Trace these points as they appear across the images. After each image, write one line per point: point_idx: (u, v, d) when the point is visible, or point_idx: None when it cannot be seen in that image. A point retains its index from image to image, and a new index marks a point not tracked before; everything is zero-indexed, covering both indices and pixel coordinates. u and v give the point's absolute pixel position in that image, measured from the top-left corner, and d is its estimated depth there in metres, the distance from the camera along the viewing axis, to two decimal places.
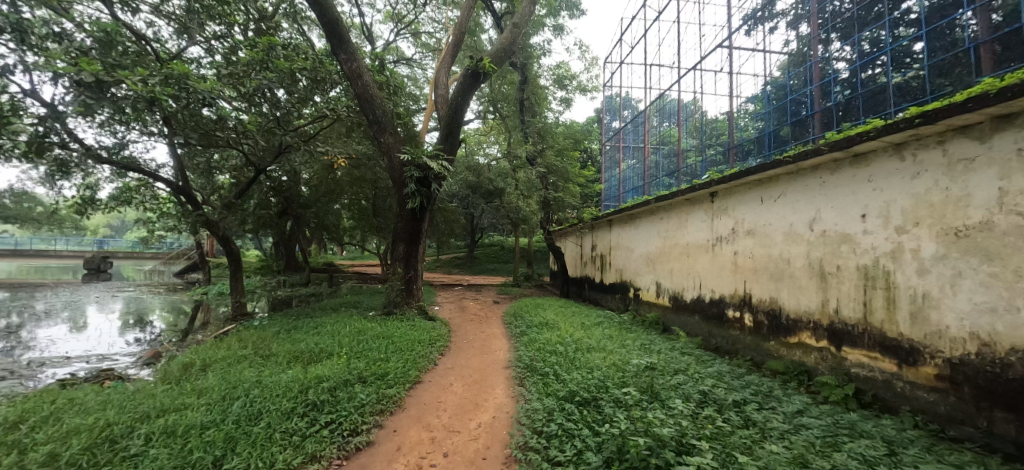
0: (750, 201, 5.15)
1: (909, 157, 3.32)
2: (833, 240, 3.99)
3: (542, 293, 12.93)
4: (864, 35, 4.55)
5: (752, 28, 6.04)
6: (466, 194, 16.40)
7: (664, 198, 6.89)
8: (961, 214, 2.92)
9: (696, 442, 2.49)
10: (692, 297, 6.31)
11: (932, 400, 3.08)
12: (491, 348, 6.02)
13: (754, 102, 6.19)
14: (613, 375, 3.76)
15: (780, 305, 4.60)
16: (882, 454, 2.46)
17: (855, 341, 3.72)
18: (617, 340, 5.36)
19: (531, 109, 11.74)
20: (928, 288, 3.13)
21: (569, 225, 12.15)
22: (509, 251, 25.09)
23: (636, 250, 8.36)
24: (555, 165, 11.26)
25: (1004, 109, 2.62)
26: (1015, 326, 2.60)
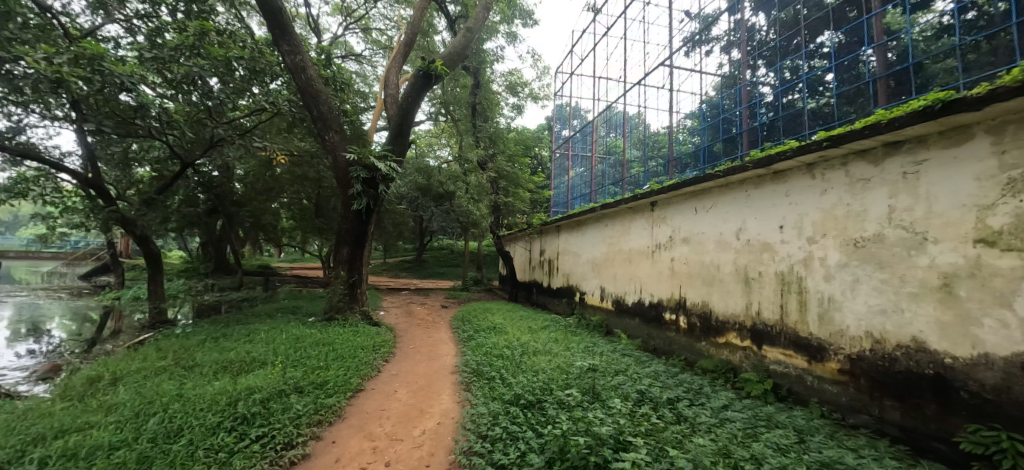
0: (686, 211, 5.49)
1: (818, 176, 3.72)
2: (756, 249, 4.36)
3: (490, 297, 12.95)
4: (786, 63, 5.03)
5: (691, 50, 6.46)
6: (416, 196, 16.10)
7: (609, 206, 7.17)
8: (859, 227, 3.33)
9: (632, 439, 2.62)
10: (634, 300, 6.61)
11: (835, 391, 3.45)
12: (438, 353, 5.92)
13: (691, 118, 6.60)
14: (558, 377, 3.85)
15: (710, 307, 4.95)
16: (792, 442, 2.73)
17: (773, 340, 4.07)
18: (562, 342, 5.49)
19: (483, 113, 11.76)
20: (833, 292, 3.52)
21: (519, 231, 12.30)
22: (459, 255, 24.96)
23: (582, 255, 8.63)
24: (505, 171, 11.52)
25: (892, 137, 3.04)
26: (900, 324, 3.00)
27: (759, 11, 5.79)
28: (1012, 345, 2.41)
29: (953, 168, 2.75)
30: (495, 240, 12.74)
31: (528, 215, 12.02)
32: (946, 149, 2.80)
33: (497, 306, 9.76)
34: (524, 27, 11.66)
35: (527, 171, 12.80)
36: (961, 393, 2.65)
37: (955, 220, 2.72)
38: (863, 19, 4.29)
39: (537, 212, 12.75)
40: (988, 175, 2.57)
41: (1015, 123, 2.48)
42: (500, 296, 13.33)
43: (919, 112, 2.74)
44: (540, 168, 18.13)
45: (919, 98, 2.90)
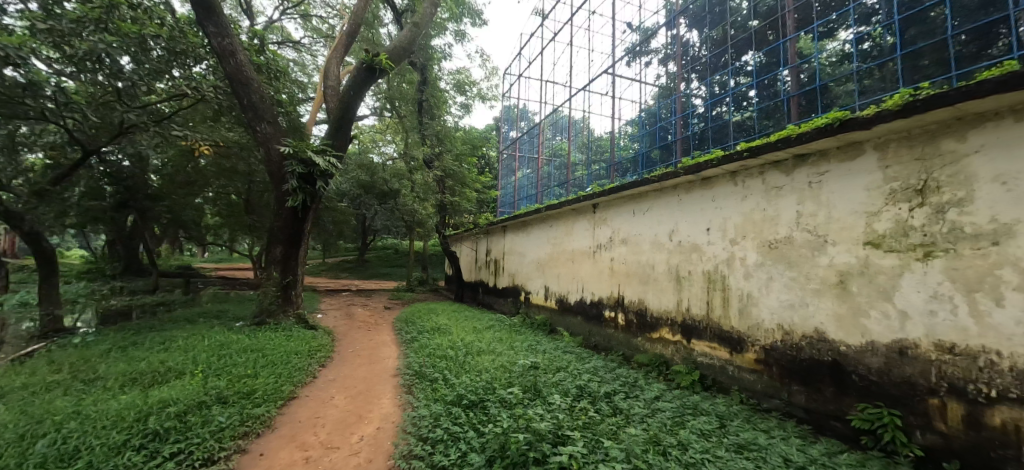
0: (625, 213, 5.76)
1: (740, 183, 4.07)
2: (686, 249, 4.68)
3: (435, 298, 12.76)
4: (716, 78, 5.43)
5: (632, 60, 6.79)
6: (359, 194, 15.48)
7: (553, 207, 7.34)
8: (773, 230, 3.69)
9: (570, 433, 2.71)
10: (576, 299, 6.82)
11: (752, 379, 3.78)
12: (379, 356, 5.72)
13: (631, 125, 6.93)
14: (500, 376, 3.87)
15: (646, 305, 5.22)
16: (714, 427, 2.96)
17: (701, 334, 4.38)
18: (506, 342, 5.53)
19: (430, 111, 11.54)
20: (751, 289, 3.86)
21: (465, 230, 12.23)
22: (404, 255, 24.33)
23: (528, 255, 8.76)
24: (452, 170, 11.40)
25: (800, 150, 3.41)
26: (805, 317, 3.36)
27: (693, 28, 6.21)
28: (891, 333, 2.81)
29: (849, 178, 3.13)
30: (441, 240, 12.58)
31: (474, 215, 12.04)
32: (843, 162, 3.19)
33: (442, 306, 9.64)
34: (473, 26, 11.60)
35: (474, 171, 12.76)
36: (852, 376, 3.03)
37: (849, 224, 3.10)
38: (779, 43, 4.72)
39: (484, 212, 12.75)
40: (875, 185, 2.97)
41: (896, 141, 2.88)
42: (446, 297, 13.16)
43: (821, 128, 3.10)
44: (487, 168, 18.18)
45: (822, 117, 3.27)
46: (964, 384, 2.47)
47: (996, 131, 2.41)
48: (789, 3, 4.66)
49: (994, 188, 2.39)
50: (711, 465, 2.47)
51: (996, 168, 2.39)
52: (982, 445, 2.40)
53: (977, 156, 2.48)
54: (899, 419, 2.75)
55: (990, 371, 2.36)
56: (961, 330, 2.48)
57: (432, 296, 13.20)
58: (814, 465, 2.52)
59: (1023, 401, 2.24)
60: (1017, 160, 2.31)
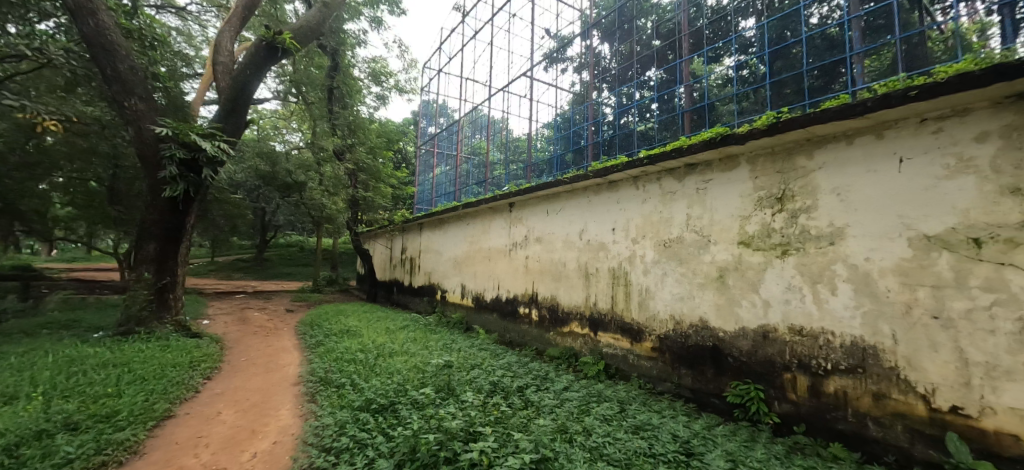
0: (539, 213, 5.96)
1: (640, 187, 4.44)
2: (594, 248, 4.99)
3: (345, 299, 12.03)
4: (624, 90, 5.86)
5: (549, 65, 7.06)
6: (257, 185, 13.98)
7: (470, 205, 7.33)
8: (668, 231, 4.10)
9: (481, 429, 2.74)
10: (492, 296, 6.91)
11: (648, 365, 4.17)
12: (277, 364, 5.22)
13: (548, 128, 7.21)
14: (412, 377, 3.77)
15: (558, 300, 5.47)
16: (615, 412, 3.21)
17: (606, 326, 4.71)
18: (420, 342, 5.41)
19: (342, 99, 10.66)
20: (648, 284, 4.25)
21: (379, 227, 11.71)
22: (310, 254, 22.52)
23: (444, 253, 8.66)
24: (366, 164, 10.84)
25: (690, 160, 3.82)
26: (692, 308, 3.79)
27: (604, 41, 6.65)
28: (757, 319, 3.30)
29: (727, 186, 3.61)
30: (352, 237, 11.91)
31: (390, 212, 11.62)
32: (723, 172, 3.66)
33: (353, 307, 9.12)
34: (391, 14, 11.11)
35: (390, 166, 12.27)
36: (728, 358, 3.48)
37: (727, 226, 3.57)
38: (677, 62, 5.23)
39: (400, 209, 12.33)
40: (747, 193, 3.46)
41: (763, 156, 3.38)
42: (357, 298, 12.50)
43: (707, 141, 3.52)
44: (404, 163, 17.61)
45: (707, 131, 3.71)
46: (809, 360, 2.98)
47: (833, 152, 2.96)
48: (685, 28, 5.18)
49: (832, 198, 2.93)
50: (611, 447, 2.67)
51: (834, 182, 2.93)
52: (820, 409, 2.93)
53: (821, 172, 3.01)
54: (763, 393, 3.24)
55: (827, 348, 2.89)
56: (807, 315, 3.00)
57: (341, 297, 12.43)
58: (696, 438, 2.86)
59: (849, 371, 2.78)
60: (847, 177, 2.87)
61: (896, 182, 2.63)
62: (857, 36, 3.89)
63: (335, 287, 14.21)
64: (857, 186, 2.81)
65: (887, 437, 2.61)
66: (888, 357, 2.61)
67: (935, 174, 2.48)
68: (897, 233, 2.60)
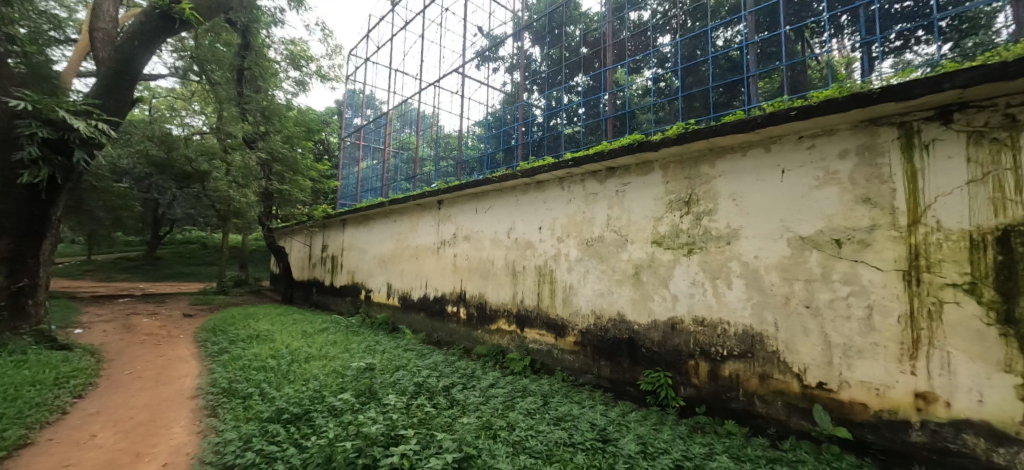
0: (468, 211, 5.95)
1: (566, 187, 4.61)
2: (521, 246, 5.09)
3: (256, 301, 11.11)
4: (553, 93, 6.06)
5: (482, 63, 7.06)
6: (149, 173, 12.29)
7: (397, 202, 7.10)
8: (590, 230, 4.31)
9: (403, 432, 2.67)
10: (419, 295, 6.77)
11: (570, 359, 4.35)
12: (172, 376, 4.65)
13: (479, 126, 7.22)
14: (331, 383, 3.57)
15: (485, 298, 5.51)
16: (539, 406, 3.31)
17: (532, 323, 4.84)
18: (340, 345, 5.14)
19: (253, 83, 9.48)
20: (572, 281, 4.44)
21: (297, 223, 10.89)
22: (215, 252, 20.30)
23: (369, 251, 8.30)
24: (283, 155, 10.03)
25: (611, 164, 4.05)
26: (611, 303, 4.03)
27: (535, 44, 6.81)
28: (667, 312, 3.60)
29: (643, 190, 3.88)
30: (265, 233, 10.95)
31: (309, 206, 10.86)
32: (639, 176, 3.93)
33: (265, 310, 8.39)
34: None
35: (310, 158, 11.46)
36: (642, 349, 3.75)
37: (643, 226, 3.85)
38: (602, 70, 5.50)
39: (321, 204, 11.60)
40: (660, 196, 3.75)
41: (674, 162, 3.68)
42: (271, 299, 11.56)
43: (627, 147, 3.74)
44: (327, 155, 16.51)
45: (626, 137, 3.95)
46: (709, 348, 3.32)
47: (731, 162, 3.31)
48: (610, 38, 5.46)
49: (729, 203, 3.28)
50: (534, 440, 2.75)
51: (731, 188, 3.28)
52: (718, 391, 3.26)
53: (721, 179, 3.36)
54: (671, 379, 3.53)
55: (724, 335, 3.23)
56: (708, 307, 3.34)
57: (252, 299, 11.37)
58: (612, 425, 3.05)
59: (741, 356, 3.14)
60: (741, 184, 3.23)
61: (779, 190, 3.02)
62: (754, 61, 4.37)
63: (245, 288, 12.98)
64: (749, 193, 3.17)
65: (770, 412, 2.98)
66: (771, 342, 2.99)
67: (808, 184, 2.88)
68: (779, 234, 2.99)
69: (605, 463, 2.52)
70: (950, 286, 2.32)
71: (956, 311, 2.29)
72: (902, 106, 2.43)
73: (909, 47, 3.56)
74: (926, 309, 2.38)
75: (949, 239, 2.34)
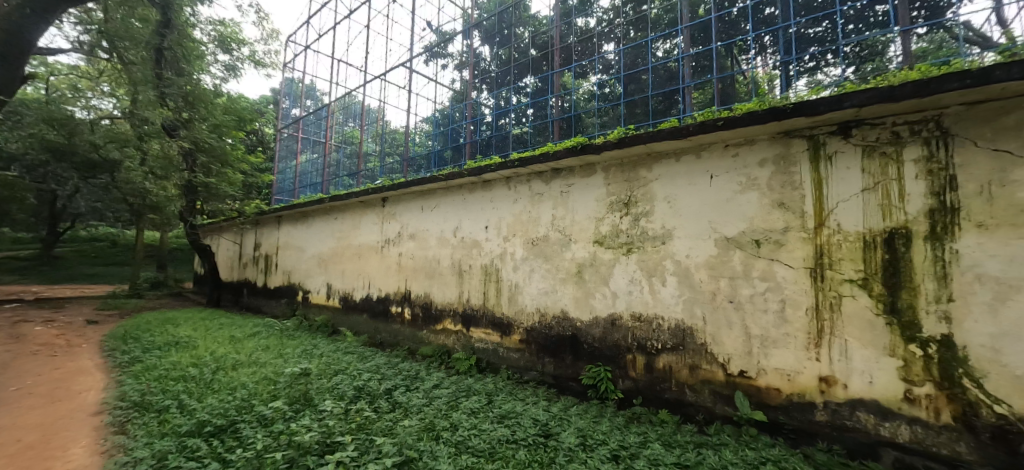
0: (413, 209, 5.83)
1: (512, 187, 4.66)
2: (468, 245, 5.07)
3: (176, 305, 10.20)
4: (502, 93, 6.10)
5: (430, 58, 6.94)
6: (45, 160, 10.78)
7: (338, 198, 6.79)
8: (536, 230, 4.38)
9: (341, 438, 2.57)
10: (361, 296, 6.53)
11: (515, 356, 4.42)
12: (71, 391, 4.12)
13: (427, 122, 7.10)
14: (261, 391, 3.36)
15: (431, 298, 5.44)
16: (483, 405, 3.32)
17: (478, 322, 4.84)
18: (273, 350, 4.84)
19: (175, 65, 8.64)
20: (517, 280, 4.50)
21: (225, 219, 10.14)
22: (127, 251, 18.25)
23: (307, 251, 7.89)
24: (208, 145, 9.18)
25: (556, 165, 4.14)
26: (555, 301, 4.14)
27: (485, 43, 6.81)
28: (608, 308, 3.75)
29: (586, 191, 4.02)
30: (187, 231, 10.07)
31: (240, 201, 10.09)
32: (583, 177, 4.06)
33: (187, 314, 7.70)
34: None
35: (242, 149, 10.63)
36: (584, 344, 3.89)
37: (586, 226, 3.98)
38: (549, 73, 5.62)
39: (253, 199, 10.85)
40: (602, 197, 3.90)
41: (615, 165, 3.84)
42: (195, 303, 10.63)
43: (572, 149, 3.84)
44: (261, 147, 15.37)
45: (571, 139, 4.05)
46: (645, 342, 3.50)
47: (667, 166, 3.51)
48: (557, 41, 5.58)
49: (664, 205, 3.48)
50: (476, 439, 2.76)
51: (666, 191, 3.48)
52: (653, 382, 3.46)
53: (657, 182, 3.55)
54: (610, 373, 3.69)
55: (658, 330, 3.43)
56: (645, 303, 3.52)
57: (172, 302, 10.38)
58: (554, 419, 3.13)
59: (673, 348, 3.34)
60: (675, 188, 3.44)
61: (708, 194, 3.24)
62: (687, 72, 4.65)
63: (164, 291, 11.81)
64: (681, 196, 3.39)
65: (699, 400, 3.20)
66: (700, 335, 3.21)
67: (733, 189, 3.13)
68: (708, 235, 3.21)
69: (546, 457, 2.59)
70: (847, 281, 2.62)
71: (852, 303, 2.60)
72: (812, 121, 2.71)
73: (820, 68, 3.90)
74: (828, 302, 2.67)
75: (847, 240, 2.64)
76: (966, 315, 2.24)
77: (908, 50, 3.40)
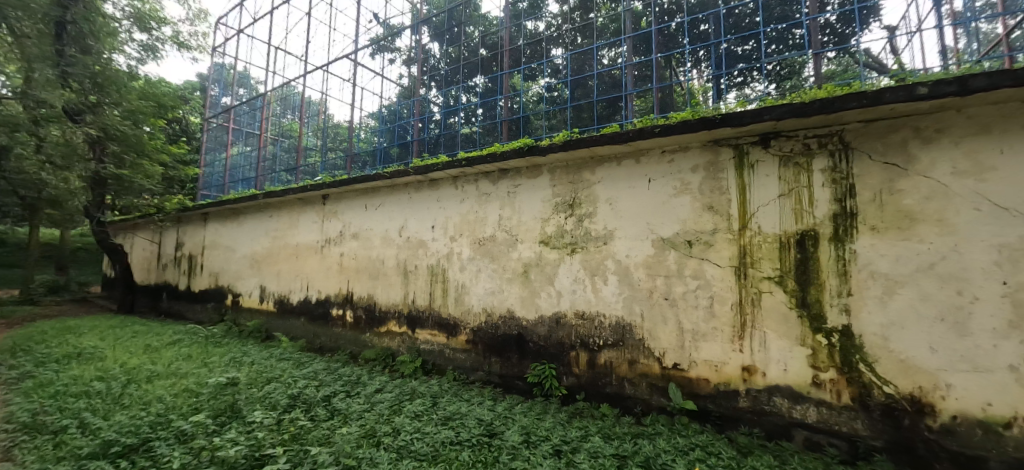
0: (356, 207, 5.62)
1: (459, 186, 4.63)
2: (414, 245, 4.97)
3: (79, 312, 9.11)
4: (451, 92, 6.06)
5: (377, 52, 6.72)
6: None
7: (273, 194, 6.38)
8: (483, 230, 4.39)
9: (272, 451, 2.43)
10: (299, 299, 6.19)
11: (462, 357, 4.40)
12: None
13: (373, 118, 6.88)
14: (181, 405, 3.08)
15: (374, 300, 5.27)
16: (427, 408, 3.28)
17: (424, 323, 4.76)
18: (196, 359, 4.46)
19: (83, 43, 7.54)
20: (464, 280, 4.48)
21: (140, 215, 9.42)
22: (16, 251, 15.90)
23: (237, 250, 7.37)
24: (120, 133, 8.27)
25: (503, 166, 4.16)
26: (501, 300, 4.17)
27: (434, 39, 6.73)
28: (553, 307, 3.84)
29: (533, 192, 4.08)
30: (94, 227, 9.16)
31: (158, 196, 9.41)
32: (529, 178, 4.12)
33: (94, 322, 6.89)
34: None
35: (162, 138, 9.68)
36: (530, 343, 3.95)
37: (532, 226, 4.05)
38: (499, 74, 5.66)
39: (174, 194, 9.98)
40: (547, 198, 3.98)
41: (560, 167, 3.94)
42: (103, 310, 9.55)
43: (518, 150, 3.89)
44: (185, 137, 14.06)
45: (517, 140, 4.09)
46: (588, 339, 3.63)
47: (609, 169, 3.65)
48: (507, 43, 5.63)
49: (606, 207, 3.62)
50: (419, 443, 2.72)
51: (608, 193, 3.63)
52: (595, 377, 3.59)
53: (600, 185, 3.69)
54: (554, 370, 3.78)
55: (600, 327, 3.57)
56: (587, 302, 3.65)
57: (74, 309, 9.24)
58: (498, 419, 3.16)
59: (614, 345, 3.49)
60: (616, 190, 3.59)
61: (646, 197, 3.42)
62: (630, 81, 4.88)
63: (64, 296, 10.46)
64: (622, 198, 3.54)
65: (637, 393, 3.37)
66: (639, 331, 3.38)
67: (668, 192, 3.32)
68: (646, 236, 3.39)
69: (489, 457, 2.60)
70: (766, 279, 2.87)
71: (770, 298, 2.85)
72: (737, 131, 2.94)
73: (747, 84, 4.24)
74: (750, 297, 2.92)
75: (766, 241, 2.90)
76: (862, 307, 2.54)
77: (820, 72, 3.88)
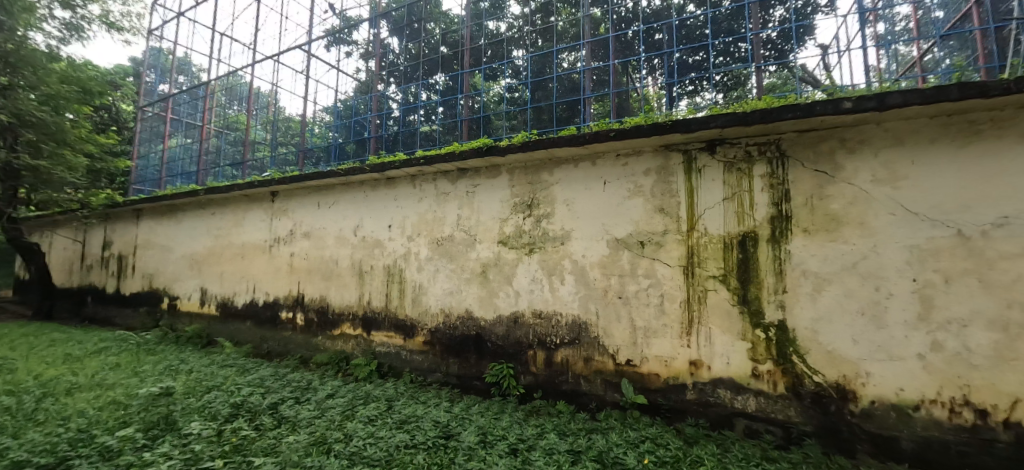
0: (309, 205, 5.39)
1: (417, 185, 4.55)
2: (369, 245, 4.84)
3: None
4: (410, 89, 5.95)
5: (332, 43, 6.48)
6: None
7: (216, 190, 6.00)
8: (441, 230, 4.35)
9: (210, 464, 2.29)
10: (245, 301, 5.86)
11: (419, 358, 4.34)
12: None
13: (327, 112, 6.63)
14: (107, 419, 2.84)
15: (327, 302, 5.09)
16: (381, 412, 3.21)
17: (380, 325, 4.65)
18: (127, 368, 4.12)
19: None
20: (422, 280, 4.41)
21: (61, 211, 8.57)
22: None
23: (176, 250, 6.87)
24: (36, 118, 7.35)
25: (462, 165, 4.14)
26: (459, 301, 4.15)
27: (393, 34, 6.58)
28: (511, 307, 3.87)
29: (492, 192, 4.09)
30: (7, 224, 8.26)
31: (85, 190, 8.57)
32: (489, 178, 4.13)
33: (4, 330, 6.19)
34: None
35: (87, 127, 8.83)
36: (488, 343, 3.96)
37: (490, 226, 4.06)
38: (459, 72, 5.62)
39: (101, 188, 9.13)
40: (506, 199, 4.00)
41: (519, 168, 3.97)
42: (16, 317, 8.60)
43: (477, 150, 3.88)
44: (115, 126, 12.90)
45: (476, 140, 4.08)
46: (545, 338, 3.69)
47: (567, 171, 3.73)
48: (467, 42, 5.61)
49: (564, 208, 3.69)
50: (371, 448, 2.65)
51: (565, 194, 3.70)
52: (551, 376, 3.65)
53: (558, 186, 3.76)
54: (512, 370, 3.81)
55: (557, 325, 3.64)
56: (545, 301, 3.71)
57: None
58: (454, 420, 3.15)
59: (570, 343, 3.57)
60: (573, 192, 3.67)
61: (601, 199, 3.52)
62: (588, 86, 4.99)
63: None
64: (579, 200, 3.63)
65: (592, 389, 3.47)
66: (594, 329, 3.48)
67: (622, 194, 3.43)
68: (602, 236, 3.49)
69: (443, 459, 2.59)
70: (712, 277, 3.04)
71: (715, 296, 3.02)
72: (685, 137, 3.09)
73: (697, 92, 4.45)
74: (697, 295, 3.08)
75: (712, 242, 3.07)
76: (795, 302, 2.75)
77: (762, 84, 4.14)
